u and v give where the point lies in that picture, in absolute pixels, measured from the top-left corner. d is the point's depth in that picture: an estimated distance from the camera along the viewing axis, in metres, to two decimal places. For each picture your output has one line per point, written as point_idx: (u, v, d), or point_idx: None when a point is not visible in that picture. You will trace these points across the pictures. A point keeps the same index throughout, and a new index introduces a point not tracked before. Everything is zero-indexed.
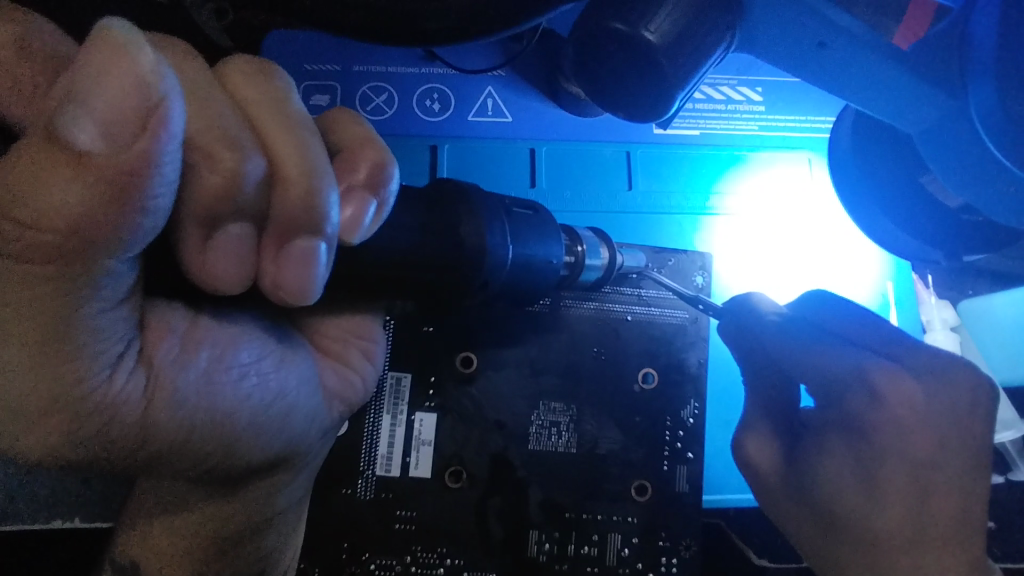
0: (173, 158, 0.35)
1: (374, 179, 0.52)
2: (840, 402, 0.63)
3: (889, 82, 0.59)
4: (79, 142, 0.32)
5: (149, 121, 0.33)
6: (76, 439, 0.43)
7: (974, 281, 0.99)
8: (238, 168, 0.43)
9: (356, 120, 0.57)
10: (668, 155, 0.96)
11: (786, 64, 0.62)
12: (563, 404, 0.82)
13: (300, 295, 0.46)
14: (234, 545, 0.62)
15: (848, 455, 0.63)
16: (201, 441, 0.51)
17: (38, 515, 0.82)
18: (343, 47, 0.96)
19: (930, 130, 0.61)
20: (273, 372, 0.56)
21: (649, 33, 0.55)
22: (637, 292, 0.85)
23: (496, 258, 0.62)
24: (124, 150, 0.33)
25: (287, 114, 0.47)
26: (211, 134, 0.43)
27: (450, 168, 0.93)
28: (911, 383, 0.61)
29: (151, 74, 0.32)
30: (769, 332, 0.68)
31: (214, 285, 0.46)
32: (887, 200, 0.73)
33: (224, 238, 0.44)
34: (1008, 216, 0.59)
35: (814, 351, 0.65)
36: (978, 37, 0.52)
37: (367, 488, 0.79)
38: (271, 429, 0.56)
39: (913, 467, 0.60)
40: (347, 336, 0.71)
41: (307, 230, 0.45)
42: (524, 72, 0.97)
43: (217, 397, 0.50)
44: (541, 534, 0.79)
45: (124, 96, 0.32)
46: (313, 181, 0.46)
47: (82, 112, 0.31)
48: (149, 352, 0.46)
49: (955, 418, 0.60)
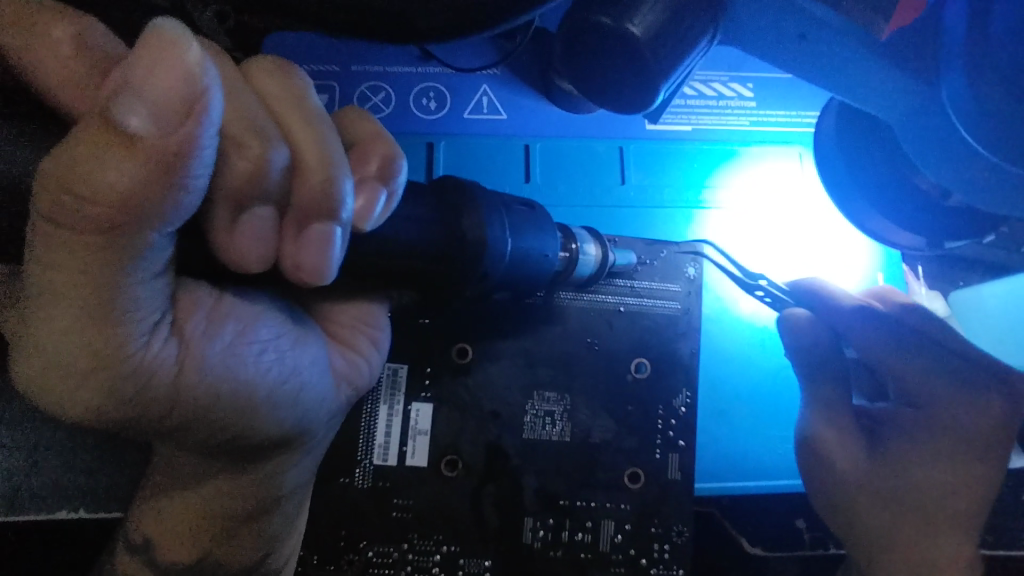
0: (210, 143, 0.37)
1: (385, 171, 0.54)
2: (978, 397, 0.77)
3: (868, 74, 0.60)
4: (131, 126, 0.34)
5: (194, 108, 0.35)
6: (114, 398, 0.45)
7: (967, 273, 0.98)
8: (264, 155, 0.45)
9: (364, 116, 0.59)
10: (661, 150, 0.97)
11: (768, 55, 0.64)
12: (557, 394, 0.83)
13: (315, 275, 0.48)
14: (244, 520, 0.64)
15: (917, 434, 0.77)
16: (223, 411, 0.53)
17: (43, 505, 0.82)
18: (341, 47, 0.98)
19: (904, 118, 0.63)
20: (288, 350, 0.58)
21: (634, 27, 0.57)
22: (630, 284, 0.86)
23: (495, 249, 0.63)
24: (170, 133, 0.35)
25: (306, 109, 0.50)
26: (241, 123, 0.45)
27: (446, 165, 0.94)
28: (943, 373, 0.78)
29: (196, 66, 0.35)
30: (862, 326, 0.82)
31: (240, 263, 0.47)
32: (873, 190, 0.75)
33: (250, 220, 0.46)
34: (993, 197, 0.60)
35: (898, 348, 0.81)
36: (950, 27, 0.54)
37: (364, 478, 0.80)
38: (287, 404, 0.58)
39: (948, 440, 0.76)
40: (355, 323, 0.73)
41: (323, 215, 0.47)
42: (518, 71, 0.99)
43: (239, 369, 0.52)
44: (536, 522, 0.81)
45: (172, 84, 0.34)
46: (331, 170, 0.48)
47: (134, 100, 0.34)
48: (180, 322, 0.48)
49: (982, 400, 0.77)
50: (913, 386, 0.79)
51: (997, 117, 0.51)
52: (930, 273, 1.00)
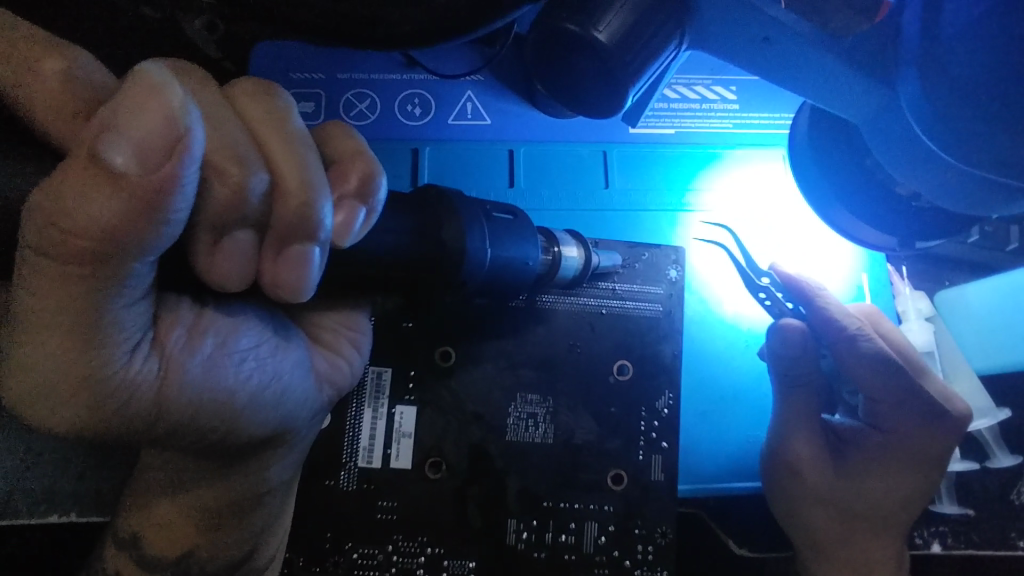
0: (192, 179, 0.38)
1: (364, 188, 0.53)
2: (941, 420, 0.85)
3: (834, 77, 0.62)
4: (116, 163, 0.35)
5: (176, 148, 0.36)
6: (98, 415, 0.46)
7: (952, 273, 1.01)
8: (244, 182, 0.45)
9: (348, 132, 0.58)
10: (644, 154, 0.98)
11: (735, 54, 0.66)
12: (539, 396, 0.84)
13: (294, 293, 0.49)
14: (229, 521, 0.65)
15: (878, 448, 0.87)
16: (206, 418, 0.54)
17: (34, 511, 0.85)
18: (326, 56, 0.99)
19: (869, 120, 0.65)
20: (269, 357, 0.58)
21: (599, 33, 0.60)
22: (612, 287, 0.87)
23: (476, 259, 0.63)
24: (152, 172, 0.35)
25: (287, 131, 0.49)
26: (222, 152, 0.45)
27: (430, 170, 0.96)
28: (911, 401, 0.86)
29: (180, 110, 0.36)
30: (847, 347, 0.86)
31: (221, 284, 0.48)
32: (849, 194, 0.76)
33: (231, 243, 0.47)
34: (952, 201, 0.63)
35: (868, 367, 0.86)
36: (909, 32, 0.56)
37: (349, 480, 0.82)
38: (268, 408, 0.59)
39: (909, 456, 0.86)
40: (338, 327, 0.73)
41: (302, 237, 0.47)
42: (501, 76, 1.00)
43: (220, 379, 0.53)
44: (519, 523, 0.81)
45: (156, 126, 0.35)
46: (310, 195, 0.47)
47: (119, 138, 0.35)
48: (161, 338, 0.49)
49: (941, 422, 0.85)
50: (883, 411, 0.88)
51: (971, 125, 0.52)
52: (915, 273, 1.01)
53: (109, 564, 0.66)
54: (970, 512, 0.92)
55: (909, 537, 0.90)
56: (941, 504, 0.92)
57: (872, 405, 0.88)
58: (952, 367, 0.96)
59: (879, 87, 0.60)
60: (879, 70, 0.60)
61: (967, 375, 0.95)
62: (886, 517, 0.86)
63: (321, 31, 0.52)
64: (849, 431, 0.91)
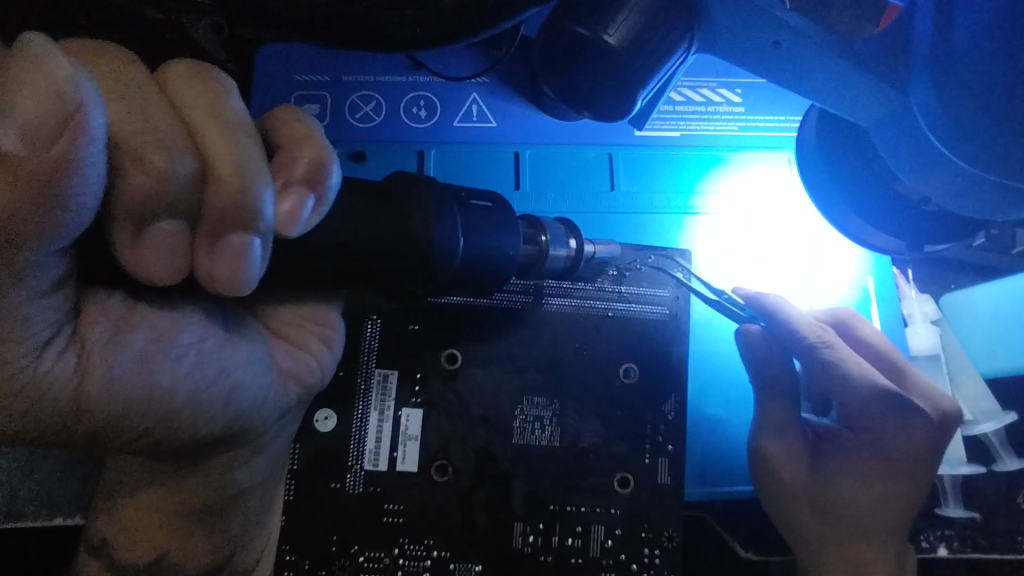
0: (95, 159, 0.38)
1: (313, 175, 0.50)
2: (911, 419, 0.83)
3: (843, 81, 0.62)
4: (0, 144, 0.35)
5: (69, 123, 0.36)
6: (11, 413, 0.47)
7: (958, 275, 1.02)
8: (167, 169, 0.44)
9: (297, 115, 0.54)
10: (650, 157, 0.98)
11: (745, 57, 0.67)
12: (546, 399, 0.84)
13: (234, 287, 0.47)
14: (190, 523, 0.65)
15: (865, 456, 0.84)
16: (140, 416, 0.52)
17: (40, 513, 0.87)
18: (332, 58, 0.99)
19: (880, 124, 0.65)
20: (215, 353, 0.56)
21: (609, 36, 0.61)
22: (618, 290, 0.87)
23: (448, 249, 0.58)
24: (43, 151, 0.36)
25: (224, 116, 0.47)
26: (140, 137, 0.44)
27: (437, 172, 0.95)
28: (883, 406, 0.84)
29: (68, 82, 0.35)
30: (812, 354, 0.86)
31: (150, 279, 0.46)
32: (856, 197, 0.76)
33: (155, 235, 0.45)
34: (958, 203, 0.63)
35: (835, 373, 0.85)
36: (919, 33, 0.56)
37: (355, 483, 0.81)
38: (216, 406, 0.57)
39: (887, 461, 0.83)
40: (302, 321, 0.72)
41: (240, 226, 0.45)
42: (506, 79, 1.00)
43: (153, 377, 0.52)
44: (525, 526, 0.81)
45: (43, 104, 0.35)
46: (245, 180, 0.45)
47: (5, 119, 0.34)
48: (82, 333, 0.48)
49: (927, 425, 0.83)
50: (853, 412, 0.85)
51: (970, 121, 0.52)
52: (920, 275, 1.02)
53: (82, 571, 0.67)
54: (976, 515, 0.92)
55: (914, 541, 0.90)
56: (947, 507, 0.90)
57: (843, 407, 0.86)
58: (958, 369, 0.96)
59: (892, 94, 0.60)
60: (883, 75, 0.60)
61: (973, 378, 0.95)
62: (890, 525, 0.83)
63: (335, 37, 0.53)
64: (824, 429, 0.88)
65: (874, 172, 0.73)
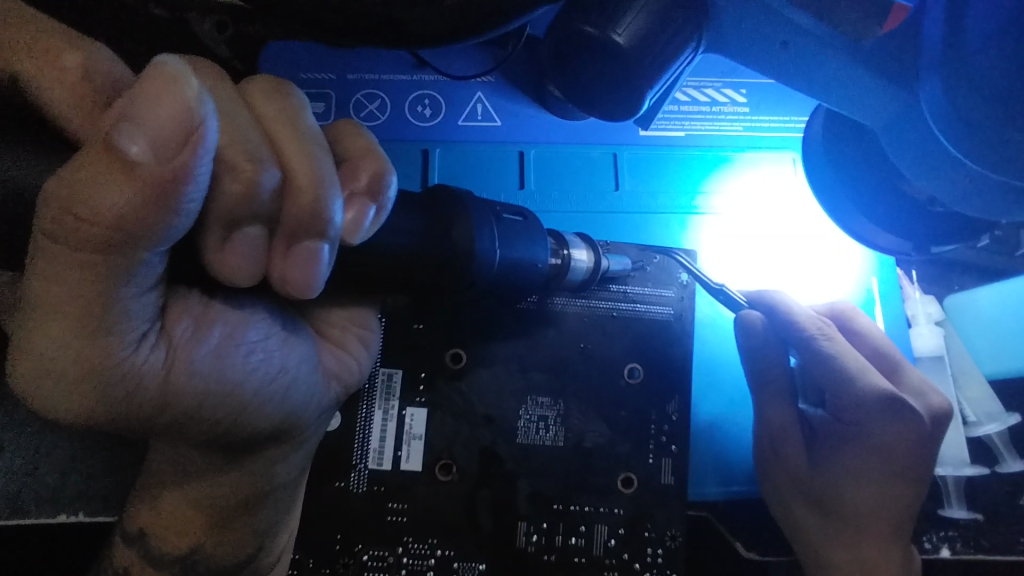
0: (206, 169, 0.37)
1: (374, 186, 0.50)
2: (902, 414, 0.81)
3: (857, 84, 0.62)
4: (130, 152, 0.35)
5: (190, 138, 0.36)
6: (103, 402, 0.45)
7: (960, 277, 1.00)
8: (256, 178, 0.43)
9: (359, 129, 0.55)
10: (657, 157, 0.98)
11: (755, 59, 0.67)
12: (550, 399, 0.84)
13: (304, 290, 0.47)
14: (231, 517, 0.64)
15: (858, 454, 0.82)
16: (212, 408, 0.53)
17: (43, 509, 0.86)
18: (338, 56, 0.99)
19: (887, 125, 0.65)
20: (278, 350, 0.57)
21: (618, 36, 0.61)
22: (623, 290, 0.87)
23: (486, 262, 0.59)
24: (167, 161, 0.35)
25: (301, 129, 0.47)
26: (234, 146, 0.43)
27: (440, 172, 0.95)
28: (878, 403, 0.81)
29: (194, 99, 0.35)
30: (808, 347, 0.85)
31: (231, 280, 0.46)
32: (868, 199, 0.77)
33: (241, 238, 0.45)
34: (969, 206, 0.63)
35: (834, 367, 0.83)
36: (929, 35, 0.55)
37: (359, 481, 0.81)
38: (275, 401, 0.58)
39: (880, 459, 0.82)
40: (347, 324, 0.72)
41: (312, 233, 0.46)
42: (513, 79, 1.00)
43: (226, 370, 0.52)
44: (529, 526, 0.81)
45: (171, 117, 0.35)
46: (321, 191, 0.46)
47: (135, 128, 0.34)
48: (169, 328, 0.48)
49: (917, 427, 0.81)
50: (844, 406, 0.83)
51: (977, 120, 0.52)
52: (925, 277, 1.00)
53: (118, 561, 0.66)
54: (979, 516, 0.92)
55: (918, 542, 0.90)
56: (950, 508, 0.91)
57: (834, 400, 0.84)
58: (962, 372, 0.96)
59: (901, 94, 0.60)
60: (898, 74, 0.59)
61: (978, 381, 0.96)
62: (900, 526, 0.82)
63: (350, 36, 0.53)
64: (818, 421, 0.87)
65: (889, 178, 0.73)
